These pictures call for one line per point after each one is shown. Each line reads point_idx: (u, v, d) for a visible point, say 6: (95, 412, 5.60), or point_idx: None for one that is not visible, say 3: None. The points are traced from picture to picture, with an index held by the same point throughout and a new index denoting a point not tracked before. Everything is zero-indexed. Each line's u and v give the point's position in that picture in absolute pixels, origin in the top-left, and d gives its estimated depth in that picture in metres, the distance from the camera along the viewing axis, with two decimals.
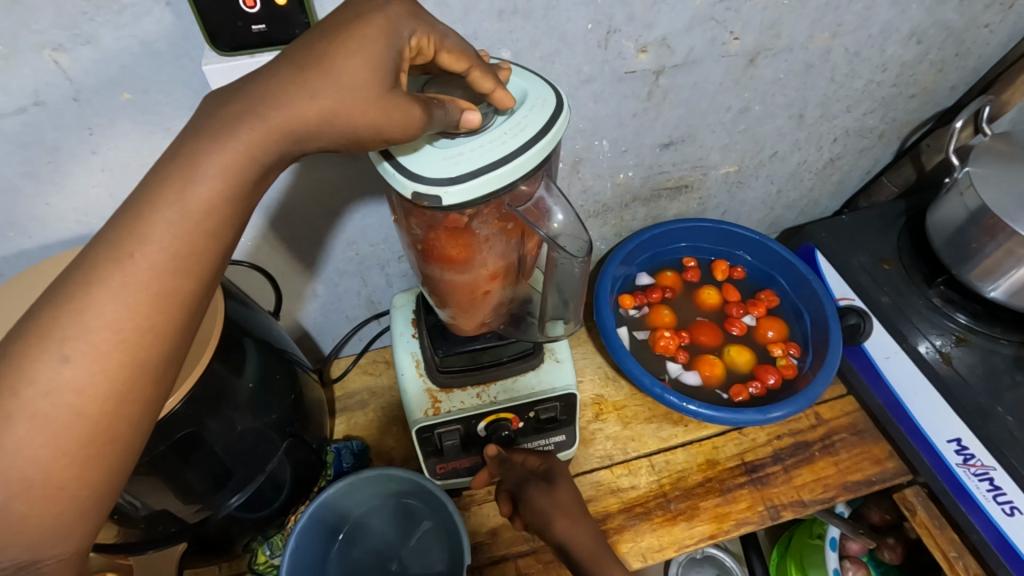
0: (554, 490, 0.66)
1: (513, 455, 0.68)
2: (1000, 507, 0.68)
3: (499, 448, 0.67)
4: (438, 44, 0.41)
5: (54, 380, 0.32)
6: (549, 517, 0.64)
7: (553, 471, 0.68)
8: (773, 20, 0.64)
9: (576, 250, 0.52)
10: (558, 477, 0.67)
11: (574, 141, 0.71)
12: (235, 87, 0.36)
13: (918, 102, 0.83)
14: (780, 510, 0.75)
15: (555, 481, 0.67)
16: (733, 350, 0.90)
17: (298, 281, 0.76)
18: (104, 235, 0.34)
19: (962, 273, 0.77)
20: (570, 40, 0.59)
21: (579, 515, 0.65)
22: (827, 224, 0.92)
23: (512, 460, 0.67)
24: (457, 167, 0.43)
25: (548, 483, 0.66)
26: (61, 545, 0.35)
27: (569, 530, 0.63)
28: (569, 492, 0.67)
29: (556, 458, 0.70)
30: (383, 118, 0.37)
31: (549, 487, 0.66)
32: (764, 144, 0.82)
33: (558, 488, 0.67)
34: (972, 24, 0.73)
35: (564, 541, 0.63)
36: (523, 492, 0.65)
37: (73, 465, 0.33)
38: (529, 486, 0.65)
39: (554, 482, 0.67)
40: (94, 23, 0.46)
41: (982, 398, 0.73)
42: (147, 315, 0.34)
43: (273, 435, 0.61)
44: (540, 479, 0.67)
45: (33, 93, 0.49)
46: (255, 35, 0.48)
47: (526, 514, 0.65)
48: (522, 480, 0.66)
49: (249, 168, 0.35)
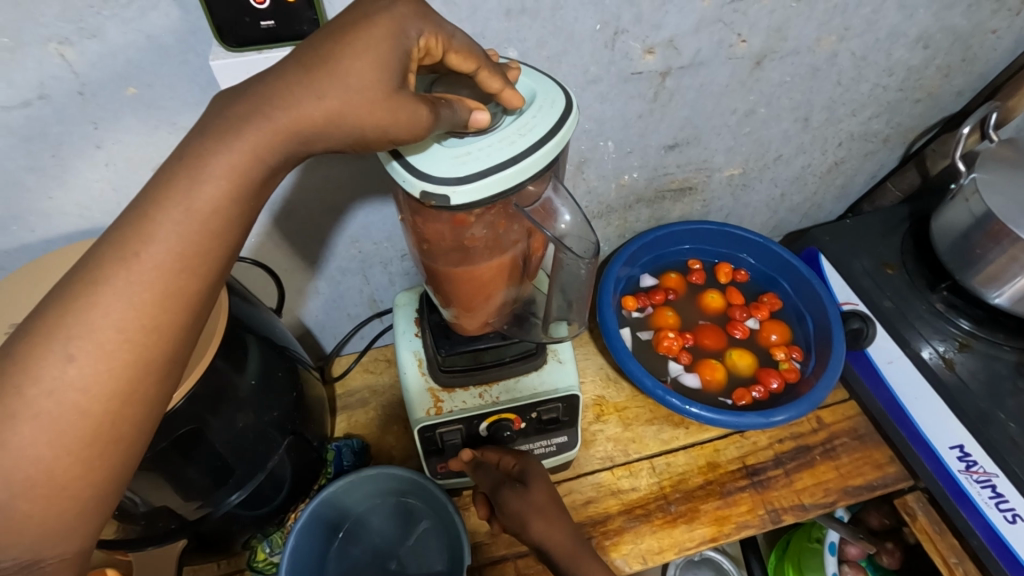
0: (528, 491, 0.63)
1: (488, 459, 0.67)
2: (1002, 514, 0.68)
3: (473, 452, 0.67)
4: (446, 44, 0.41)
5: (58, 379, 0.32)
6: (524, 520, 0.62)
7: (528, 472, 0.65)
8: (780, 22, 0.64)
9: (582, 251, 0.52)
10: (532, 479, 0.64)
11: (580, 142, 0.70)
12: (243, 86, 0.36)
13: (923, 107, 0.83)
14: (781, 514, 0.75)
15: (529, 483, 0.64)
16: (735, 354, 0.89)
17: (301, 278, 0.76)
18: (111, 234, 0.34)
19: (966, 279, 0.77)
20: (577, 40, 0.59)
21: (557, 516, 0.63)
22: (830, 227, 0.92)
23: (487, 463, 0.66)
24: (465, 166, 0.42)
25: (523, 486, 0.63)
26: (62, 545, 0.35)
27: (546, 531, 0.62)
28: (546, 490, 0.64)
29: (534, 458, 0.68)
30: (389, 119, 0.36)
31: (523, 489, 0.63)
32: (769, 147, 0.82)
33: (533, 489, 0.64)
34: (979, 29, 0.73)
35: (541, 543, 0.62)
36: (497, 496, 0.63)
37: (76, 465, 0.33)
38: (504, 488, 0.63)
39: (528, 484, 0.64)
40: (100, 17, 0.46)
41: (984, 404, 0.73)
42: (152, 315, 0.34)
43: (274, 433, 0.60)
44: (516, 481, 0.64)
45: (39, 87, 0.48)
46: (263, 31, 0.48)
47: (504, 516, 0.64)
48: (497, 484, 0.64)
49: (257, 167, 0.35)
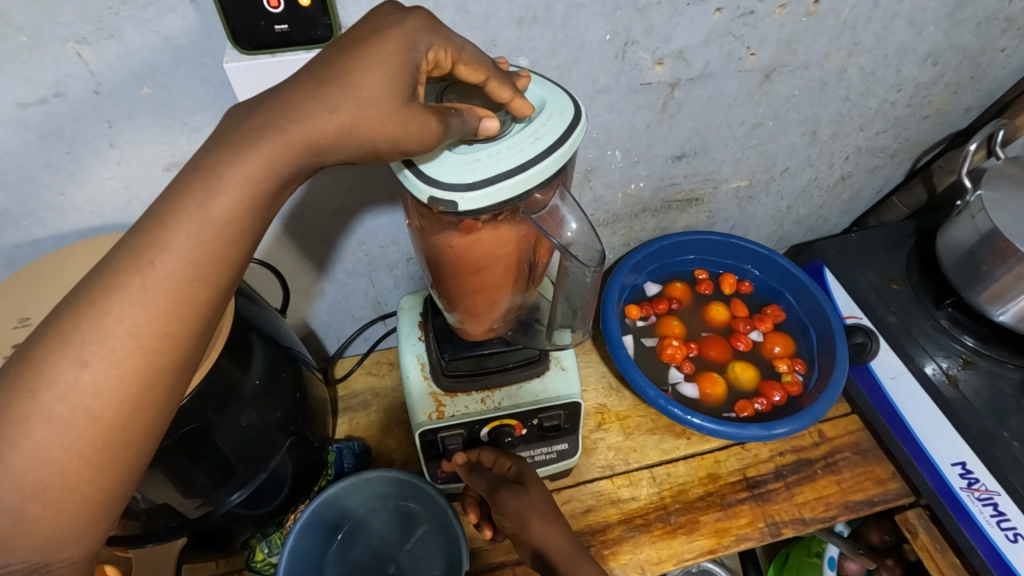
0: (527, 492, 0.61)
1: (483, 460, 0.66)
2: (1004, 532, 0.68)
3: (469, 456, 0.67)
4: (455, 56, 0.41)
5: (72, 384, 0.33)
6: (524, 520, 0.60)
7: (525, 474, 0.64)
8: (790, 37, 0.64)
9: (588, 259, 0.53)
10: (530, 480, 0.63)
11: (587, 150, 0.71)
12: (258, 100, 0.36)
13: (931, 123, 0.83)
14: (781, 528, 0.75)
15: (527, 483, 0.63)
16: (737, 367, 0.89)
17: (307, 280, 0.77)
18: (127, 242, 0.34)
19: (971, 295, 0.77)
20: (588, 50, 0.59)
21: (556, 517, 0.61)
22: (836, 241, 0.92)
23: (482, 466, 0.66)
24: (474, 174, 0.43)
25: (521, 485, 0.62)
26: (72, 548, 0.35)
27: (544, 532, 0.59)
28: (542, 492, 0.63)
29: (530, 463, 0.67)
30: (400, 131, 0.37)
31: (521, 489, 0.61)
32: (776, 160, 0.82)
33: (531, 489, 0.62)
34: (989, 48, 0.73)
35: (539, 544, 0.59)
36: (495, 494, 0.61)
37: (86, 470, 0.33)
38: (501, 488, 0.61)
39: (526, 484, 0.62)
40: (118, 18, 0.46)
41: (987, 422, 0.73)
42: (165, 322, 0.34)
43: (277, 434, 0.61)
44: (513, 482, 0.62)
45: (55, 85, 0.49)
46: (278, 35, 0.48)
47: (502, 518, 0.61)
48: (494, 484, 0.63)
49: (269, 179, 0.35)
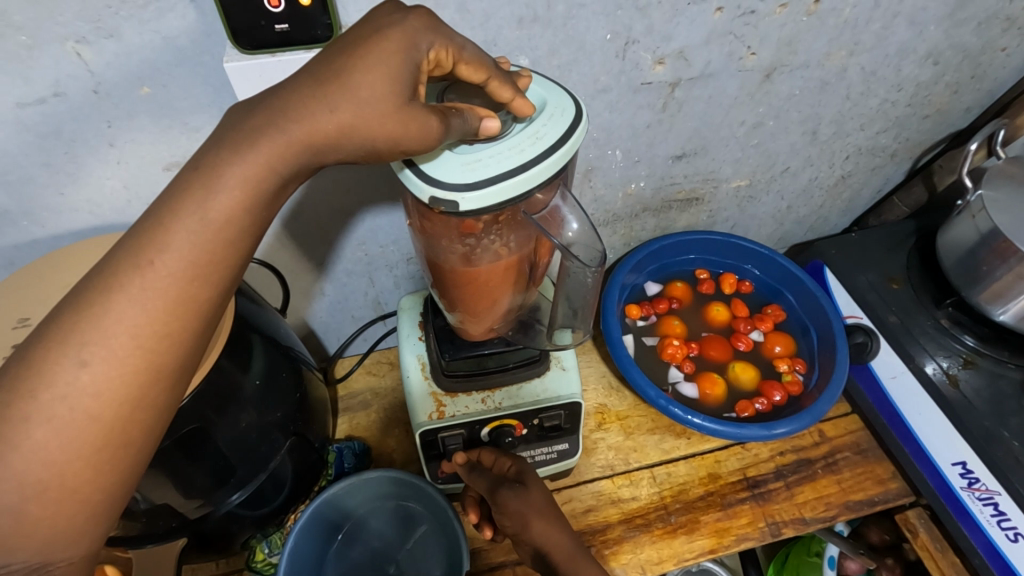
0: (528, 492, 0.61)
1: (483, 460, 0.66)
2: (1004, 532, 0.68)
3: (469, 456, 0.67)
4: (456, 56, 0.41)
5: (72, 384, 0.33)
6: (525, 520, 0.59)
7: (525, 473, 0.64)
8: (790, 36, 0.64)
9: (588, 259, 0.53)
10: (530, 480, 0.63)
11: (588, 150, 0.71)
12: (258, 99, 0.36)
13: (932, 122, 0.83)
14: (781, 527, 0.75)
15: (528, 483, 0.62)
16: (738, 367, 0.88)
17: (307, 279, 0.77)
18: (126, 242, 0.34)
19: (972, 295, 0.77)
20: (589, 49, 0.59)
21: (557, 517, 0.61)
22: (837, 241, 0.92)
23: (482, 466, 0.66)
24: (474, 174, 0.43)
25: (522, 485, 0.62)
26: (71, 549, 0.35)
27: (546, 532, 0.59)
28: (543, 492, 0.63)
29: (531, 463, 0.66)
30: (400, 131, 0.37)
31: (522, 489, 0.61)
32: (776, 160, 0.82)
33: (532, 489, 0.62)
34: (990, 47, 0.73)
35: (540, 544, 0.59)
36: (496, 494, 0.61)
37: (86, 470, 0.33)
38: (502, 488, 0.61)
39: (527, 484, 0.62)
40: (117, 17, 0.46)
41: (987, 422, 0.73)
42: (164, 322, 0.34)
43: (276, 433, 0.60)
44: (514, 482, 0.62)
45: (54, 85, 0.49)
46: (278, 35, 0.48)
47: (503, 518, 0.61)
48: (494, 484, 0.62)
49: (270, 178, 0.35)
